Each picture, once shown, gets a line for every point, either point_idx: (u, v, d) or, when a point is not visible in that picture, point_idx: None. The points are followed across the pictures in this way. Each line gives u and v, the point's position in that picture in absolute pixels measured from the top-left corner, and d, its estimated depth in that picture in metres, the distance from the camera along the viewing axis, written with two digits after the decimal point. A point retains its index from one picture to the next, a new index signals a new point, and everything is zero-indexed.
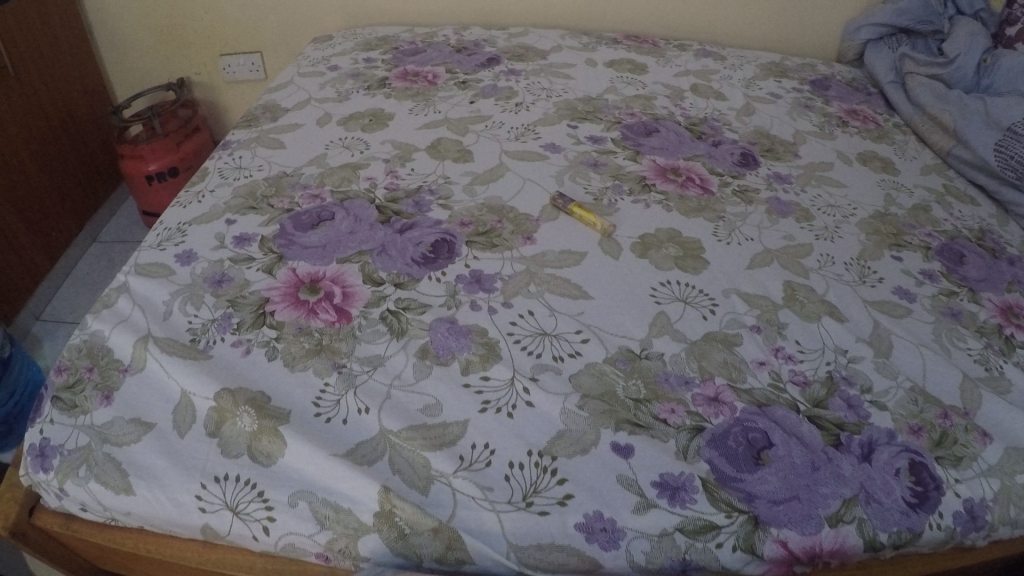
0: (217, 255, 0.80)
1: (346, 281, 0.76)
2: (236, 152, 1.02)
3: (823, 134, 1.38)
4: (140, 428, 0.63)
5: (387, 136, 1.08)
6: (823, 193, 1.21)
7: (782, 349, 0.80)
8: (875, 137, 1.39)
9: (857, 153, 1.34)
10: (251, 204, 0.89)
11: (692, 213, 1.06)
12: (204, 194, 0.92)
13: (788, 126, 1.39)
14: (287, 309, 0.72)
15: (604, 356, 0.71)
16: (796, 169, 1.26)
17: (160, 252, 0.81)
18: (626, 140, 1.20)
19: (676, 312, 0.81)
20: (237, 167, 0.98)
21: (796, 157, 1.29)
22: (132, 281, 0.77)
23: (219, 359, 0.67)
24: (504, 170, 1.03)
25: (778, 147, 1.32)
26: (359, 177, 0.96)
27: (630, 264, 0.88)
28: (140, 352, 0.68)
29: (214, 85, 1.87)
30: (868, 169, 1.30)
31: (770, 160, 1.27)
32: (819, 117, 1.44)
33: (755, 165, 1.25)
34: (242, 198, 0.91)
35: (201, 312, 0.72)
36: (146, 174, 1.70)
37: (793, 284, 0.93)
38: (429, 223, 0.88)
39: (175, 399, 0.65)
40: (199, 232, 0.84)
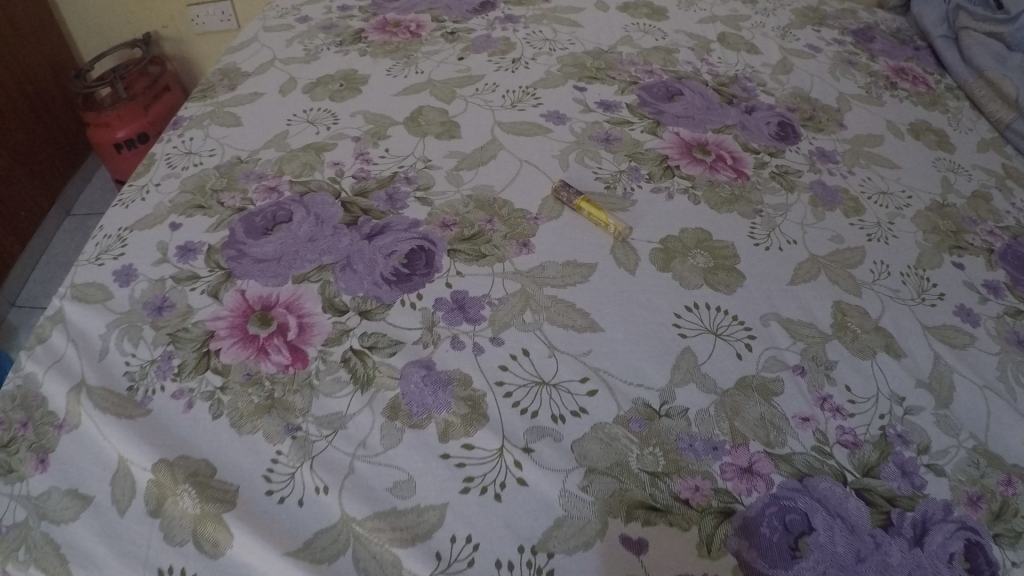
0: (159, 272, 0.67)
1: (302, 307, 0.63)
2: (187, 131, 0.86)
3: (870, 98, 1.18)
4: (77, 502, 0.55)
5: (358, 105, 0.90)
6: (873, 175, 1.03)
7: (828, 399, 0.68)
8: (926, 103, 1.19)
9: (909, 123, 1.14)
10: (199, 201, 0.75)
11: (723, 206, 0.90)
12: (149, 189, 0.78)
13: (831, 89, 1.18)
14: (235, 348, 0.61)
15: (614, 415, 0.58)
16: (843, 145, 1.08)
17: (98, 268, 0.68)
18: (642, 106, 1.02)
19: (702, 347, 0.67)
20: (187, 152, 0.83)
21: (840, 128, 1.11)
22: (67, 308, 0.64)
23: (160, 417, 0.57)
24: (498, 149, 0.86)
25: (819, 114, 1.12)
26: (325, 162, 0.80)
27: (648, 281, 0.74)
28: (74, 406, 0.58)
29: (183, 39, 1.65)
30: (922, 144, 1.11)
31: (812, 132, 1.09)
32: (865, 76, 1.23)
33: (795, 139, 1.06)
34: (192, 193, 0.76)
35: (139, 351, 0.61)
36: (114, 142, 1.52)
37: (841, 305, 0.80)
38: (404, 224, 0.73)
39: (113, 467, 0.56)
40: (140, 240, 0.71)
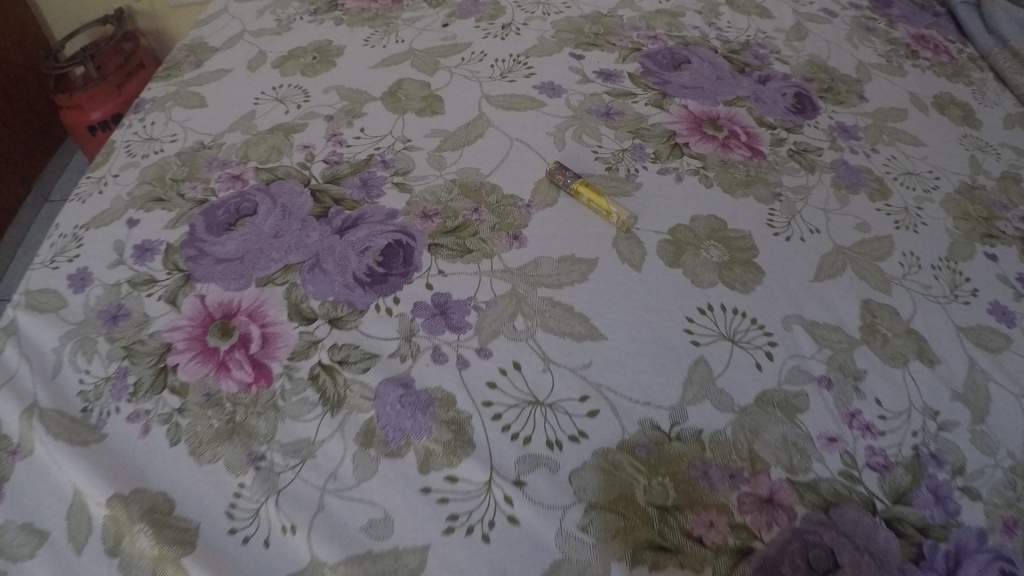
0: (114, 275, 0.61)
1: (265, 315, 0.57)
2: (149, 115, 0.79)
3: (890, 68, 1.07)
4: (34, 538, 0.50)
5: (331, 80, 0.80)
6: (898, 154, 0.94)
7: (857, 415, 0.62)
8: (949, 73, 1.09)
9: (932, 96, 1.04)
10: (158, 194, 0.69)
11: (738, 189, 0.80)
12: (107, 180, 0.72)
13: (849, 56, 1.07)
14: (193, 363, 0.55)
15: (618, 440, 0.52)
16: (865, 120, 0.98)
17: (52, 272, 0.62)
18: (646, 75, 0.91)
19: (719, 358, 0.59)
20: (147, 138, 0.76)
21: (862, 100, 1.01)
22: (21, 319, 0.59)
23: (114, 442, 0.52)
24: (486, 125, 0.77)
25: (838, 84, 1.02)
26: (294, 146, 0.72)
27: (655, 280, 0.64)
28: (27, 430, 0.53)
29: (156, 12, 1.50)
30: (947, 120, 1.01)
31: (832, 104, 0.99)
32: (885, 44, 1.11)
33: (813, 112, 0.97)
34: (151, 185, 0.70)
35: (93, 367, 0.56)
36: (89, 125, 1.39)
37: (870, 305, 0.72)
38: (380, 215, 0.65)
39: (68, 499, 0.51)
40: (97, 240, 0.65)
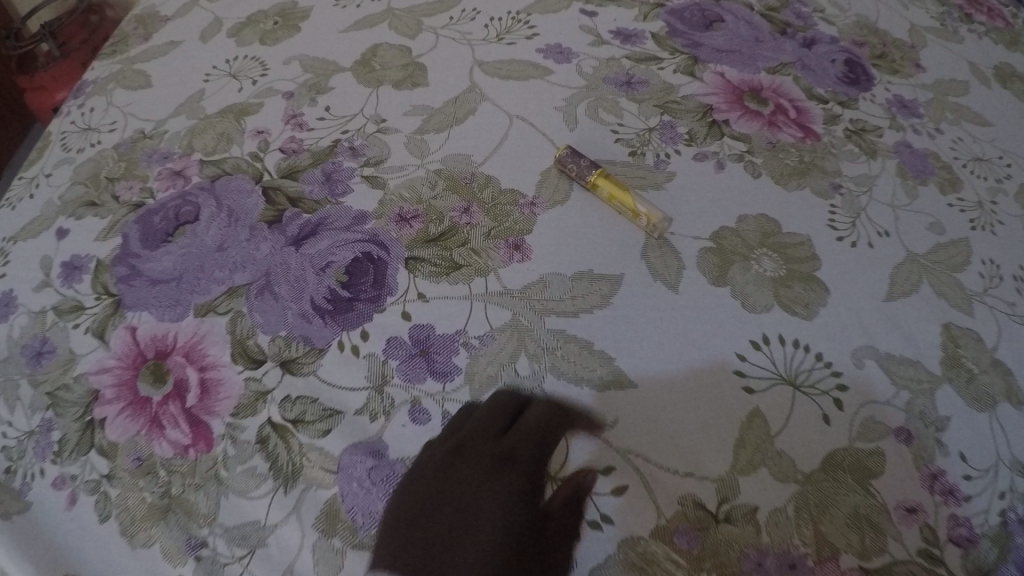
0: (40, 300, 0.56)
1: (201, 356, 0.49)
2: (89, 100, 0.73)
3: (944, 32, 0.88)
4: None
5: (295, 48, 0.67)
6: (964, 136, 0.76)
7: (939, 476, 0.50)
8: (1007, 42, 0.90)
9: (993, 66, 0.86)
10: (92, 197, 0.62)
11: (792, 180, 0.63)
12: (39, 182, 0.66)
13: (898, 17, 0.88)
14: (122, 420, 0.50)
15: (652, 527, 0.42)
16: (925, 93, 0.79)
17: None
18: (672, 37, 0.73)
19: (778, 408, 0.47)
20: (85, 129, 0.70)
21: (918, 69, 0.82)
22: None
23: (37, 512, 0.49)
24: (480, 98, 0.62)
25: (891, 50, 0.83)
26: (247, 130, 0.60)
27: (698, 301, 0.51)
28: None
29: None
30: (1012, 95, 0.83)
31: (885, 74, 0.79)
32: (935, 5, 0.92)
33: (866, 83, 0.77)
34: (84, 186, 0.63)
35: (16, 418, 0.52)
36: (55, 106, 1.25)
37: (952, 330, 0.58)
38: (345, 219, 0.53)
39: None
40: (22, 254, 0.59)
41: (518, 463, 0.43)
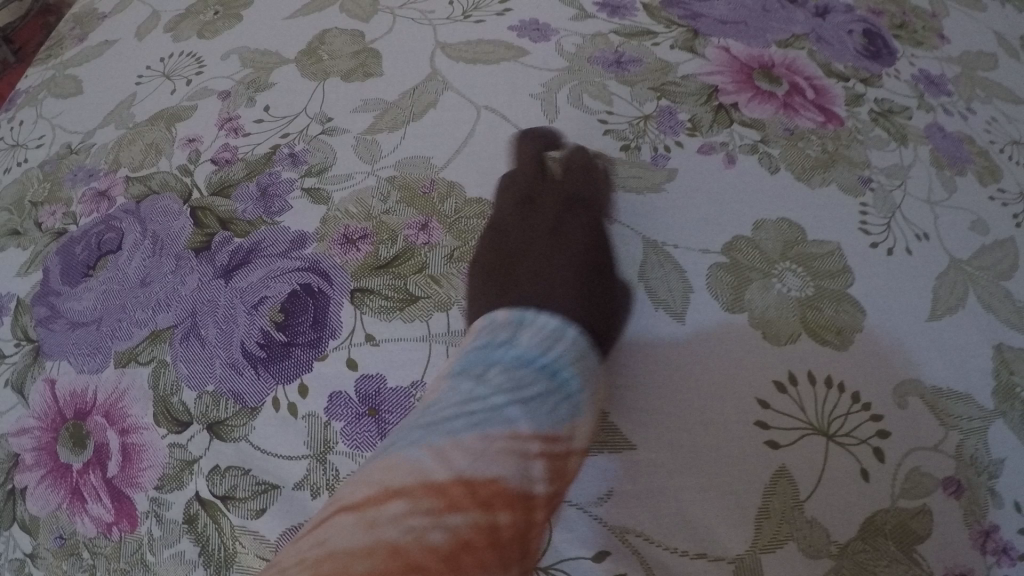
0: None
1: (124, 417, 0.42)
2: (20, 112, 0.64)
3: None
4: None
5: (234, 39, 0.58)
6: (1002, 117, 0.66)
7: (992, 534, 0.42)
8: None
9: None
10: (15, 226, 0.54)
11: (812, 174, 0.54)
12: None
13: None
14: (44, 487, 0.44)
15: None
16: (952, 67, 0.69)
17: None
18: (669, 7, 0.63)
19: (807, 467, 0.39)
20: (13, 145, 0.61)
21: (946, 39, 0.72)
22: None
23: None
24: (442, 87, 0.53)
25: (915, 17, 0.73)
26: (175, 137, 0.52)
27: (705, 332, 0.43)
28: None
29: None
30: None
31: (910, 45, 0.70)
32: None
33: (889, 55, 0.67)
34: (9, 214, 0.55)
35: None
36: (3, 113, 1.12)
37: (1003, 351, 0.49)
38: (283, 243, 0.45)
39: None
40: None
41: (583, 209, 0.48)
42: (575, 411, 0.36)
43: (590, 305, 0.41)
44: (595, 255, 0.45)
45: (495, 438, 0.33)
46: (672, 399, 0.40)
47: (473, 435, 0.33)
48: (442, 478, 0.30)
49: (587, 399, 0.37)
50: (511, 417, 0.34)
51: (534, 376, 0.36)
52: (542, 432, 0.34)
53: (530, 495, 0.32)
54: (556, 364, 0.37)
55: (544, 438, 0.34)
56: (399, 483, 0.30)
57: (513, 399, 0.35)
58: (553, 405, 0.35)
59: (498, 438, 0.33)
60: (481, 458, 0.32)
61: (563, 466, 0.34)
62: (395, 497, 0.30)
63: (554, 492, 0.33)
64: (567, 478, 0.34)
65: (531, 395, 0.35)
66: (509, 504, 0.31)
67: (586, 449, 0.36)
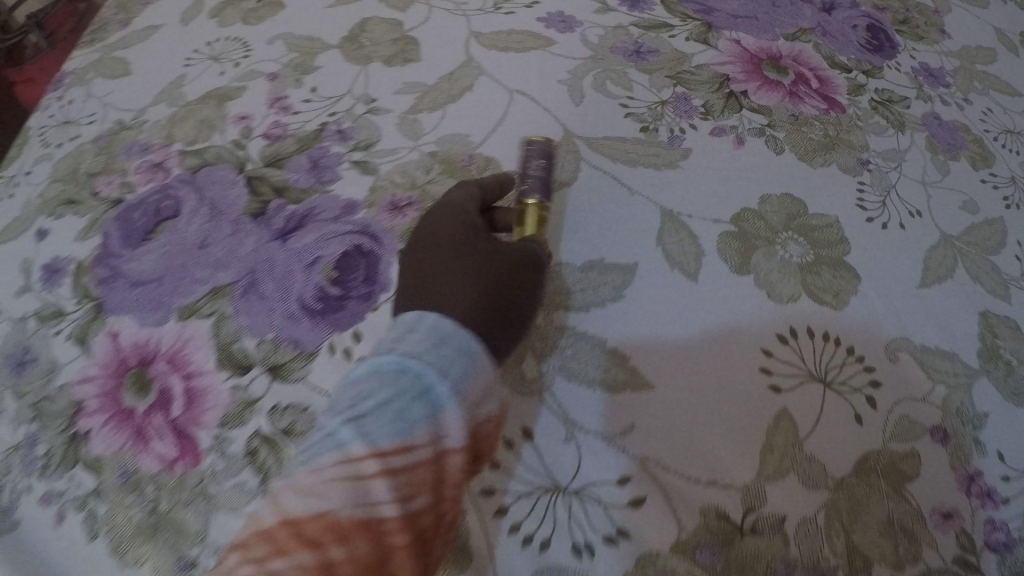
0: (20, 308, 0.52)
1: (188, 362, 0.46)
2: (68, 92, 0.67)
3: None
4: None
5: (279, 25, 0.62)
6: (998, 108, 0.70)
7: (977, 479, 0.46)
8: None
9: None
10: (71, 194, 0.57)
11: (815, 157, 0.59)
12: (19, 182, 0.61)
13: None
14: (108, 431, 0.47)
15: (672, 542, 0.38)
16: (952, 61, 0.73)
17: None
18: (684, 2, 0.68)
19: (808, 409, 0.43)
20: (64, 122, 0.64)
21: (949, 34, 0.76)
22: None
23: (27, 531, 0.47)
24: (476, 72, 0.57)
25: (919, 12, 0.77)
26: (227, 114, 0.56)
27: (715, 292, 0.47)
28: None
29: None
30: None
31: (913, 40, 0.74)
32: None
33: (892, 49, 0.72)
34: (64, 184, 0.58)
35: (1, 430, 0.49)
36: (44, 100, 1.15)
37: (988, 318, 0.54)
38: (335, 209, 0.49)
39: None
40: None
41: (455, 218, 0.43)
42: (433, 408, 0.32)
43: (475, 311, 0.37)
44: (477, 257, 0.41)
45: (328, 467, 0.29)
46: (676, 362, 0.44)
47: (306, 471, 0.30)
48: (270, 523, 0.28)
49: (447, 391, 0.32)
50: (347, 439, 0.30)
51: (379, 385, 0.32)
52: (381, 449, 0.30)
53: (377, 520, 0.29)
54: (410, 361, 0.32)
55: (385, 453, 0.30)
56: (234, 540, 0.29)
57: (352, 419, 0.31)
58: (402, 410, 0.31)
59: (331, 466, 0.29)
60: (311, 493, 0.29)
61: (422, 475, 0.31)
62: (231, 553, 0.28)
63: (410, 510, 0.30)
64: (432, 486, 0.31)
65: (372, 407, 0.31)
66: (345, 537, 0.28)
67: (455, 449, 0.32)
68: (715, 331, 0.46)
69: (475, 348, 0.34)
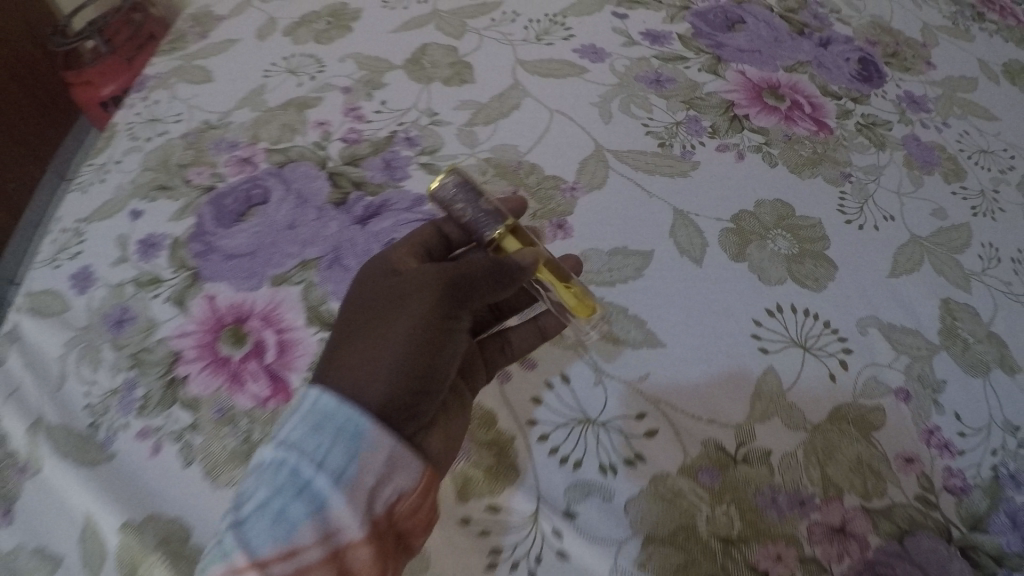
0: (118, 275, 0.58)
1: (281, 319, 0.54)
2: (152, 93, 0.73)
3: (957, 31, 0.93)
4: (46, 566, 0.47)
5: (351, 47, 0.73)
6: (972, 130, 0.80)
7: (935, 432, 0.55)
8: (1020, 39, 0.95)
9: (1003, 63, 0.90)
10: (163, 180, 0.64)
11: (805, 169, 0.69)
12: (109, 169, 0.67)
13: (912, 18, 0.93)
14: (205, 375, 0.52)
15: (678, 463, 0.46)
16: (934, 89, 0.84)
17: (55, 271, 0.60)
18: (697, 37, 0.78)
19: (789, 367, 0.53)
20: (151, 119, 0.71)
21: (930, 67, 0.86)
22: (23, 324, 0.56)
23: (122, 462, 0.49)
24: (522, 94, 0.68)
25: (904, 48, 0.88)
26: (307, 120, 0.66)
27: (718, 275, 0.57)
28: (32, 447, 0.50)
29: None
30: (1021, 90, 0.87)
31: (898, 71, 0.84)
32: (949, 5, 0.97)
33: (879, 80, 0.82)
34: (156, 171, 0.65)
35: (99, 376, 0.53)
36: (102, 101, 1.22)
37: (949, 304, 0.63)
38: (406, 201, 0.60)
39: (79, 523, 0.48)
40: (97, 234, 0.61)
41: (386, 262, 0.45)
42: (315, 504, 0.36)
43: (373, 379, 0.39)
44: (387, 304, 0.42)
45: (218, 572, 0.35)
46: (684, 328, 0.53)
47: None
48: None
49: (327, 488, 0.36)
50: (237, 543, 0.35)
51: (266, 487, 0.37)
52: (266, 553, 0.35)
53: None
54: (292, 462, 0.37)
55: (271, 556, 0.35)
56: None
57: (241, 524, 0.36)
58: (283, 510, 0.36)
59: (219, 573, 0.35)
60: None
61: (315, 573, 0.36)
62: None
63: None
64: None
65: (258, 513, 0.36)
66: None
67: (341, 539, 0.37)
68: (714, 305, 0.55)
69: (360, 431, 0.37)
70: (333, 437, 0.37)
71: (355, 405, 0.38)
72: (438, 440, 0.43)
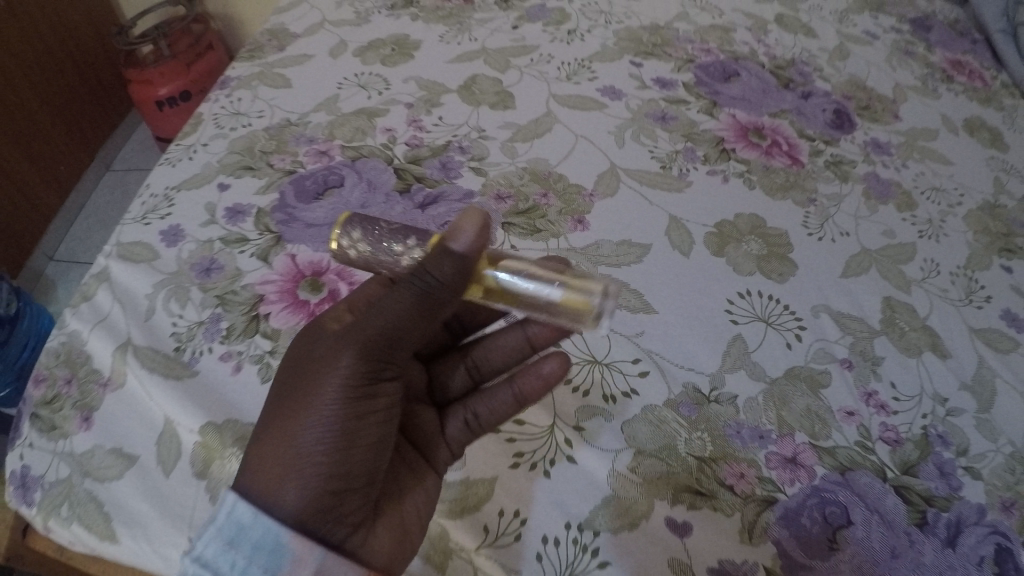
0: (206, 234, 0.71)
1: (352, 276, 0.67)
2: (234, 92, 0.89)
3: (925, 90, 1.10)
4: (122, 461, 0.59)
5: (409, 71, 0.89)
6: (928, 170, 0.96)
7: (874, 395, 0.67)
8: (981, 100, 1.11)
9: (964, 118, 1.07)
10: (248, 162, 0.78)
11: (778, 193, 0.84)
12: (196, 149, 0.81)
13: (886, 77, 1.10)
14: (285, 313, 0.64)
15: (665, 398, 0.59)
16: (898, 137, 1.00)
17: (144, 227, 0.72)
18: (699, 85, 0.95)
19: (755, 334, 0.66)
20: (234, 113, 0.86)
21: (896, 118, 1.03)
22: (115, 267, 0.68)
23: (205, 377, 0.61)
24: (552, 122, 0.83)
25: (874, 103, 1.05)
26: (376, 128, 0.81)
27: (703, 266, 0.71)
28: (120, 365, 0.61)
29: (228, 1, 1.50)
30: (976, 142, 1.03)
31: (868, 121, 1.01)
32: (921, 68, 1.14)
33: (850, 127, 0.99)
34: (241, 154, 0.80)
35: (186, 312, 0.64)
36: (156, 100, 1.39)
37: (891, 300, 0.77)
38: (459, 194, 0.74)
39: (159, 428, 0.59)
40: (187, 201, 0.75)
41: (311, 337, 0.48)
42: None
43: (286, 479, 0.44)
44: (307, 390, 0.46)
45: None
46: (676, 299, 0.67)
47: None
48: None
49: None
50: None
51: None
52: None
53: None
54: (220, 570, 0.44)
55: None
56: None
57: None
58: None
59: None
60: None
61: None
62: None
63: None
64: None
65: None
66: None
67: None
68: (701, 285, 0.69)
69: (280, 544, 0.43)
70: (252, 554, 0.43)
71: (274, 516, 0.44)
72: (384, 537, 0.50)
